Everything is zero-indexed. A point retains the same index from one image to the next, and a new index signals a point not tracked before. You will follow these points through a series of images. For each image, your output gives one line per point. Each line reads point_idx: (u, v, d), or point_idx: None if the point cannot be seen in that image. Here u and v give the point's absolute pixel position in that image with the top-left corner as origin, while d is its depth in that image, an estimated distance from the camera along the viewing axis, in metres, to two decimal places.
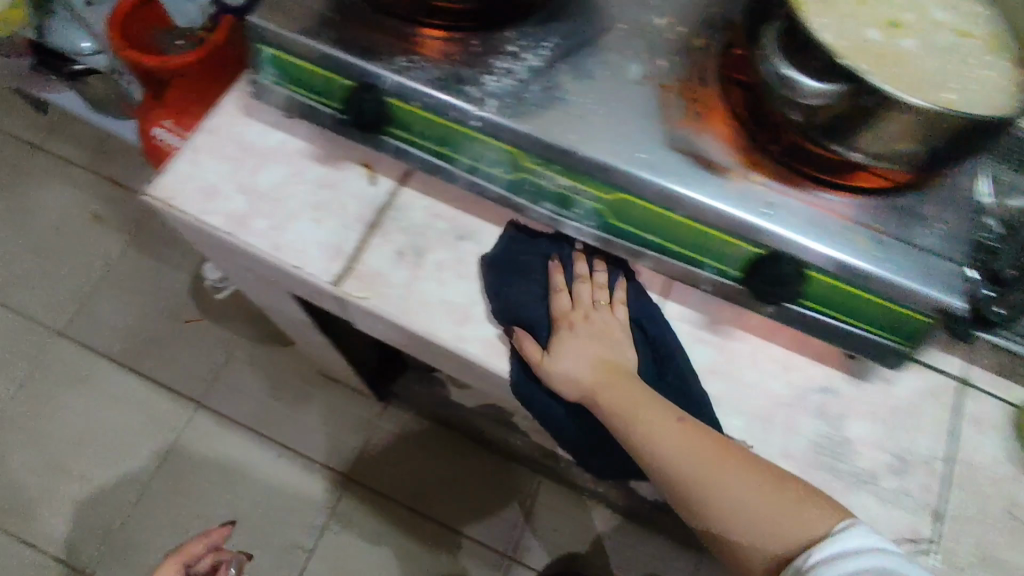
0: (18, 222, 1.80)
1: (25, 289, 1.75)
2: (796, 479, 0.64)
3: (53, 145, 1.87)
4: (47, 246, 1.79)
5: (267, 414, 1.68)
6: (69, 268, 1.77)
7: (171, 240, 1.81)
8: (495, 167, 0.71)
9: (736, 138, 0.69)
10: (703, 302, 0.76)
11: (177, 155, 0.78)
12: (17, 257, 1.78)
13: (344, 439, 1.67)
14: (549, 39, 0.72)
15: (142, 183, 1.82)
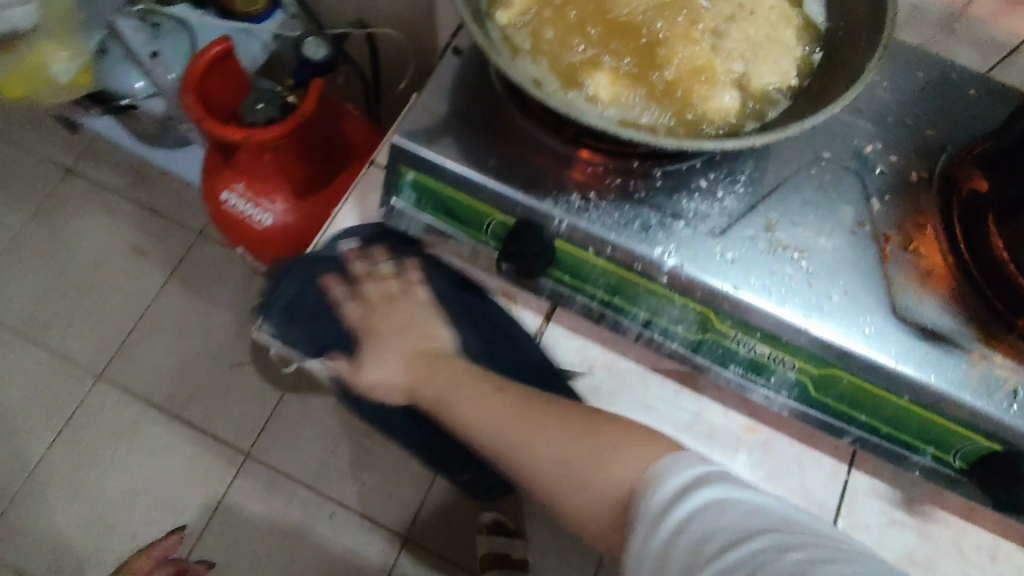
0: (57, 257, 1.69)
1: (67, 328, 1.64)
2: (585, 416, 0.58)
3: (94, 172, 1.75)
4: (90, 281, 1.68)
5: (323, 469, 1.56)
6: (114, 306, 1.66)
7: (220, 278, 1.70)
8: (677, 323, 0.61)
9: (971, 304, 0.58)
10: (896, 474, 0.66)
11: (296, 284, 0.70)
12: (58, 293, 1.66)
13: (403, 496, 1.54)
14: (744, 171, 0.60)
15: (191, 217, 1.72)
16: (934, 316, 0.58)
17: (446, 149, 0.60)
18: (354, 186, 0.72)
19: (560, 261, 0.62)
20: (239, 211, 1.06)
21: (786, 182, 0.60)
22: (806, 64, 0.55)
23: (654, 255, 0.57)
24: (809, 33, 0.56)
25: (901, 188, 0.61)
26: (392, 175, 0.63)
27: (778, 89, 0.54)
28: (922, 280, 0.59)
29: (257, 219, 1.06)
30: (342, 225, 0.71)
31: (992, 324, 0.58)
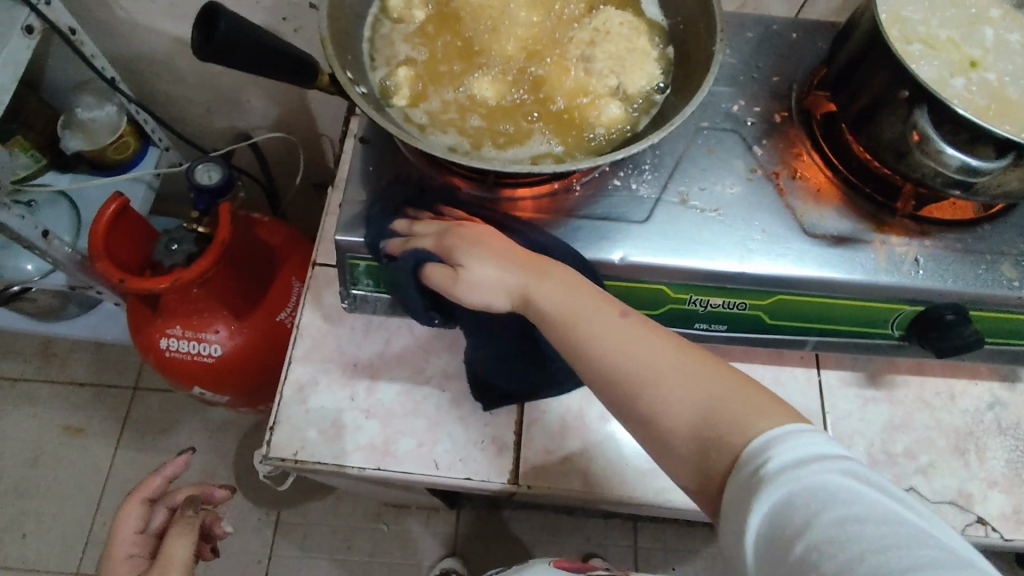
0: (27, 470, 1.60)
1: (36, 532, 1.54)
2: None
3: (53, 373, 1.69)
4: (51, 483, 1.59)
5: (359, 551, 1.51)
6: (74, 486, 1.59)
7: (179, 414, 1.65)
8: (638, 304, 0.68)
9: (853, 202, 0.69)
10: (855, 361, 0.75)
11: (282, 398, 0.70)
12: (24, 508, 1.56)
13: (442, 532, 1.53)
14: (646, 161, 0.69)
15: (148, 379, 1.69)
16: (835, 225, 0.68)
17: (392, 228, 0.65)
18: (306, 291, 0.76)
19: None
20: (186, 352, 1.06)
21: (681, 158, 0.70)
22: (662, 60, 0.66)
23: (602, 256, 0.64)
24: (654, 34, 0.67)
25: (769, 129, 0.73)
26: (345, 267, 0.67)
27: (650, 88, 0.64)
28: (816, 199, 0.69)
29: (205, 353, 1.06)
30: (309, 330, 0.73)
31: (880, 213, 0.68)
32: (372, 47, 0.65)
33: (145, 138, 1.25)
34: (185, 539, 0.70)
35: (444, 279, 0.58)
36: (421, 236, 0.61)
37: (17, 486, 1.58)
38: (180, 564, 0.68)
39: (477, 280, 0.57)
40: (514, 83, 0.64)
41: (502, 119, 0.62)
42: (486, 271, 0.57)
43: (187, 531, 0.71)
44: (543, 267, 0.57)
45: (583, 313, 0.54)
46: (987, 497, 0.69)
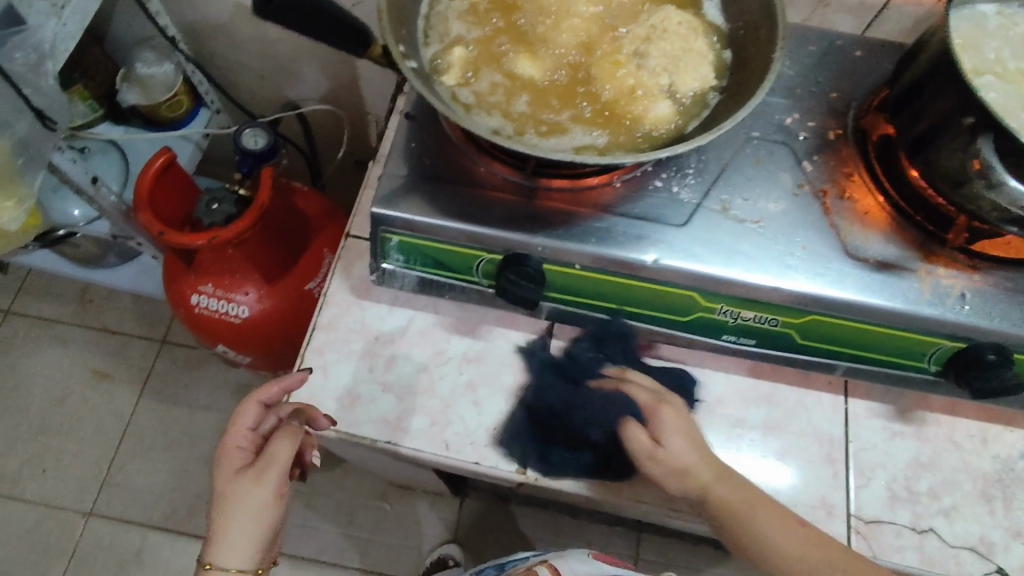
0: (53, 407, 1.65)
1: (56, 468, 1.60)
2: None
3: (87, 318, 1.74)
4: (74, 423, 1.64)
5: (361, 527, 1.53)
6: (96, 430, 1.64)
7: (202, 372, 1.69)
8: (666, 309, 0.67)
9: (901, 229, 0.67)
10: (884, 393, 0.73)
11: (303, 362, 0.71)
12: (47, 444, 1.62)
13: (442, 518, 1.54)
14: (690, 164, 0.68)
15: (176, 334, 1.73)
16: (880, 249, 0.65)
17: (427, 206, 0.65)
18: (336, 261, 0.76)
19: (551, 283, 0.67)
20: (215, 310, 1.08)
21: (727, 165, 0.68)
22: (719, 63, 0.65)
23: (633, 255, 0.63)
24: (713, 36, 0.66)
25: (821, 145, 0.70)
26: (377, 240, 0.67)
27: (702, 90, 0.63)
28: (863, 222, 0.67)
29: (232, 313, 1.08)
30: (335, 299, 0.74)
31: (927, 242, 0.66)
32: (426, 23, 0.65)
33: (198, 99, 1.28)
34: (289, 449, 0.62)
35: (644, 441, 0.61)
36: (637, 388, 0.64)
37: (43, 421, 1.64)
38: (282, 463, 0.62)
39: (676, 461, 0.61)
40: (563, 73, 0.63)
41: (548, 108, 0.62)
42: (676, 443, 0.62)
43: (294, 438, 0.62)
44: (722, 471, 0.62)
45: (748, 513, 0.60)
46: (1010, 549, 0.66)
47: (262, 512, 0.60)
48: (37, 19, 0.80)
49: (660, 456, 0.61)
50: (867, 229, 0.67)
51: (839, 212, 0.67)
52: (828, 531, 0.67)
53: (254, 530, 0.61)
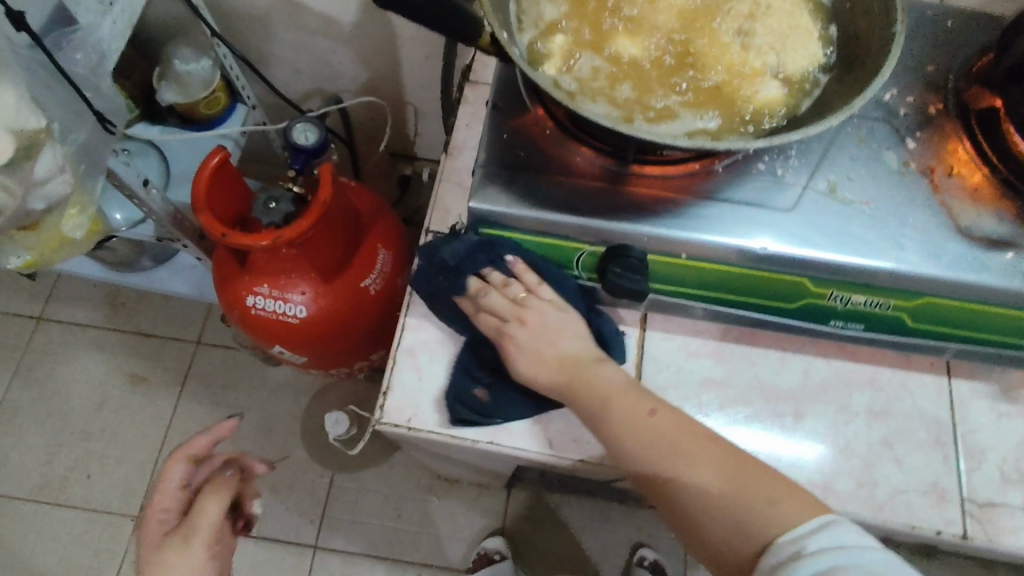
0: (92, 413, 1.64)
1: (99, 474, 1.59)
2: None
3: (118, 322, 1.72)
4: (114, 428, 1.63)
5: (409, 521, 1.53)
6: (136, 434, 1.62)
7: (239, 373, 1.67)
8: (772, 296, 0.65)
9: (1014, 205, 0.65)
10: (989, 373, 0.71)
11: (395, 364, 0.70)
12: (88, 450, 1.61)
13: (490, 510, 1.53)
14: (792, 146, 0.66)
15: (210, 335, 1.71)
16: (994, 227, 0.63)
17: (526, 199, 0.63)
18: None
19: (653, 274, 0.65)
20: (272, 311, 1.06)
21: (829, 145, 0.66)
22: (825, 40, 0.62)
23: (743, 242, 0.61)
24: (815, 11, 0.64)
25: (923, 121, 0.68)
26: (472, 236, 0.65)
27: (812, 68, 0.61)
28: (974, 199, 0.65)
29: (290, 313, 1.06)
30: (423, 299, 0.72)
31: None
32: (518, 8, 0.62)
33: (234, 95, 1.24)
34: (215, 505, 0.72)
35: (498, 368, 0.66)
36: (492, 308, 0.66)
37: (82, 428, 1.63)
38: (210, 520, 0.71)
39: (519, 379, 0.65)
40: (666, 55, 0.61)
41: (655, 93, 0.59)
42: (544, 369, 0.64)
43: (223, 501, 0.72)
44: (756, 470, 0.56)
45: (613, 430, 0.60)
46: None
47: (187, 563, 0.68)
48: (92, 18, 0.80)
49: (516, 338, 0.64)
50: (979, 207, 0.64)
51: (949, 189, 0.65)
52: (942, 517, 0.65)
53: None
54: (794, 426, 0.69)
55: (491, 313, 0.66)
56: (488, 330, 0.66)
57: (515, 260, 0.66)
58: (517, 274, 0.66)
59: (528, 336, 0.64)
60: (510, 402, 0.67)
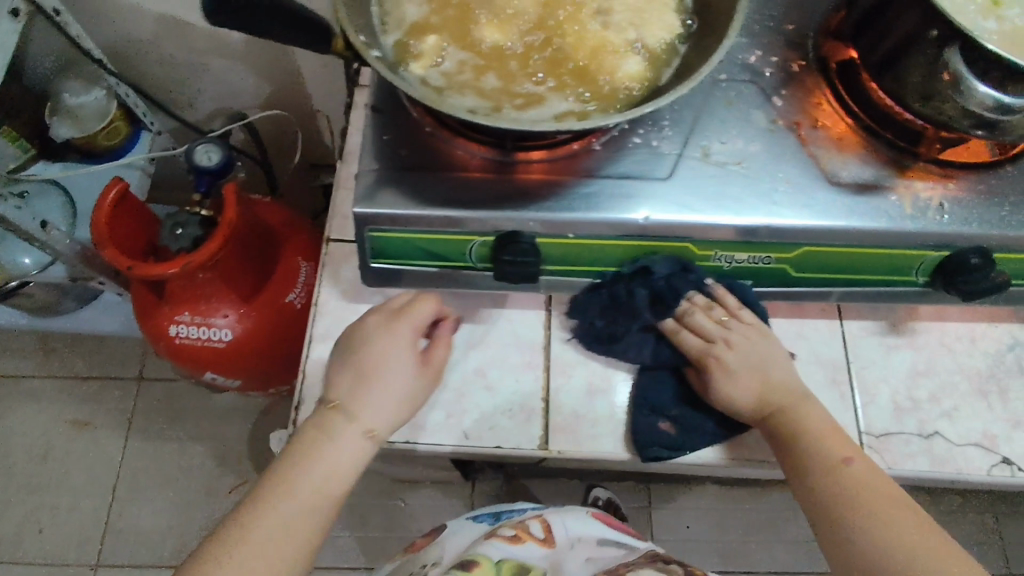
0: (36, 465, 1.59)
1: (52, 526, 1.54)
2: None
3: (52, 369, 1.67)
4: (62, 477, 1.58)
5: (376, 528, 1.53)
6: (86, 481, 1.58)
7: (187, 404, 1.64)
8: (662, 264, 0.68)
9: (875, 150, 0.68)
10: (876, 311, 0.75)
11: (305, 374, 0.70)
12: (36, 504, 1.56)
13: (456, 505, 1.55)
14: (665, 116, 0.68)
15: (152, 369, 1.67)
16: (857, 173, 0.67)
17: (411, 198, 0.64)
18: (321, 268, 0.74)
19: (547, 256, 0.67)
20: (196, 338, 1.04)
21: (701, 111, 0.69)
22: (681, 11, 0.64)
23: (623, 214, 0.63)
24: None
25: (787, 79, 0.71)
26: (364, 240, 0.65)
27: (670, 39, 0.63)
28: (838, 148, 0.68)
29: (215, 338, 1.05)
30: (327, 308, 0.72)
31: (901, 159, 0.68)
32: (381, 9, 0.63)
33: (135, 123, 1.20)
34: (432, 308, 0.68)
35: (702, 381, 0.68)
36: (688, 336, 0.68)
37: (28, 481, 1.57)
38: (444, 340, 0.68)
39: (729, 398, 0.66)
40: (526, 38, 0.62)
41: (520, 79, 0.60)
42: (742, 396, 0.66)
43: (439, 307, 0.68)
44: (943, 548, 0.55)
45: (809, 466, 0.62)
46: (1011, 437, 0.70)
47: (405, 375, 0.64)
48: None
49: (726, 363, 0.66)
50: (843, 155, 0.68)
51: (814, 142, 0.68)
52: None
53: (297, 509, 0.58)
54: None
55: (690, 334, 0.68)
56: (691, 352, 0.68)
57: (709, 289, 0.69)
58: (719, 297, 0.69)
59: (737, 361, 0.66)
60: (699, 420, 0.68)
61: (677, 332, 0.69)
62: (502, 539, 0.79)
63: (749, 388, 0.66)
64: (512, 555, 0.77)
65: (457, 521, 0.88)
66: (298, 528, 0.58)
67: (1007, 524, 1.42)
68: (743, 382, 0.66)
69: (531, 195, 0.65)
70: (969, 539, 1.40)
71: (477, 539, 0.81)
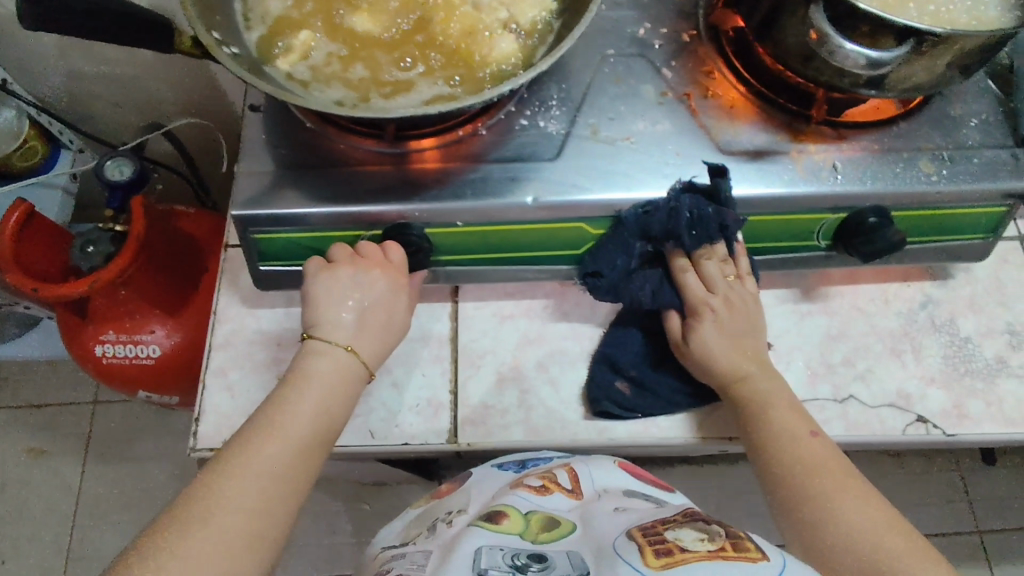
0: None
1: (13, 558, 1.52)
2: None
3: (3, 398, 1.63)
4: (21, 507, 1.55)
5: None
6: (45, 510, 1.55)
7: (144, 423, 1.62)
8: (559, 247, 0.67)
9: (768, 115, 0.67)
10: (787, 278, 0.75)
11: (205, 385, 0.68)
12: None
13: None
14: (553, 96, 0.67)
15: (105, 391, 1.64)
16: (750, 140, 0.66)
17: (292, 197, 0.62)
18: (220, 275, 0.73)
19: (440, 247, 0.66)
20: (123, 357, 1.02)
21: (590, 89, 0.67)
22: None
23: (510, 199, 0.62)
24: None
25: (677, 50, 0.70)
26: (249, 244, 0.64)
27: (543, 16, 0.61)
28: (730, 117, 0.67)
29: (143, 356, 1.02)
30: (227, 315, 0.71)
31: (794, 123, 0.67)
32: (244, 4, 0.61)
33: (53, 142, 1.18)
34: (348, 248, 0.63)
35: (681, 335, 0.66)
36: (691, 280, 0.65)
37: None
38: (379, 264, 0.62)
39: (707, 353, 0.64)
40: (394, 26, 0.60)
41: (389, 68, 0.59)
42: (722, 348, 0.64)
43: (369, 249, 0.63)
44: (904, 529, 0.54)
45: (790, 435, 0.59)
46: (925, 395, 0.70)
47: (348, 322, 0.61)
48: None
49: (718, 316, 0.64)
50: (736, 122, 0.67)
51: (705, 111, 0.67)
52: None
53: (268, 482, 0.53)
54: None
55: (697, 280, 0.65)
56: (692, 298, 0.65)
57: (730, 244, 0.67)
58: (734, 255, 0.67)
59: (731, 316, 0.65)
60: (656, 384, 0.67)
61: (682, 274, 0.66)
62: (525, 488, 0.60)
63: (729, 348, 0.64)
64: (539, 505, 0.57)
65: (482, 468, 0.69)
66: (272, 502, 0.53)
67: (976, 483, 1.37)
68: (732, 342, 0.64)
69: (417, 185, 0.63)
70: (934, 500, 1.36)
71: (503, 488, 0.62)
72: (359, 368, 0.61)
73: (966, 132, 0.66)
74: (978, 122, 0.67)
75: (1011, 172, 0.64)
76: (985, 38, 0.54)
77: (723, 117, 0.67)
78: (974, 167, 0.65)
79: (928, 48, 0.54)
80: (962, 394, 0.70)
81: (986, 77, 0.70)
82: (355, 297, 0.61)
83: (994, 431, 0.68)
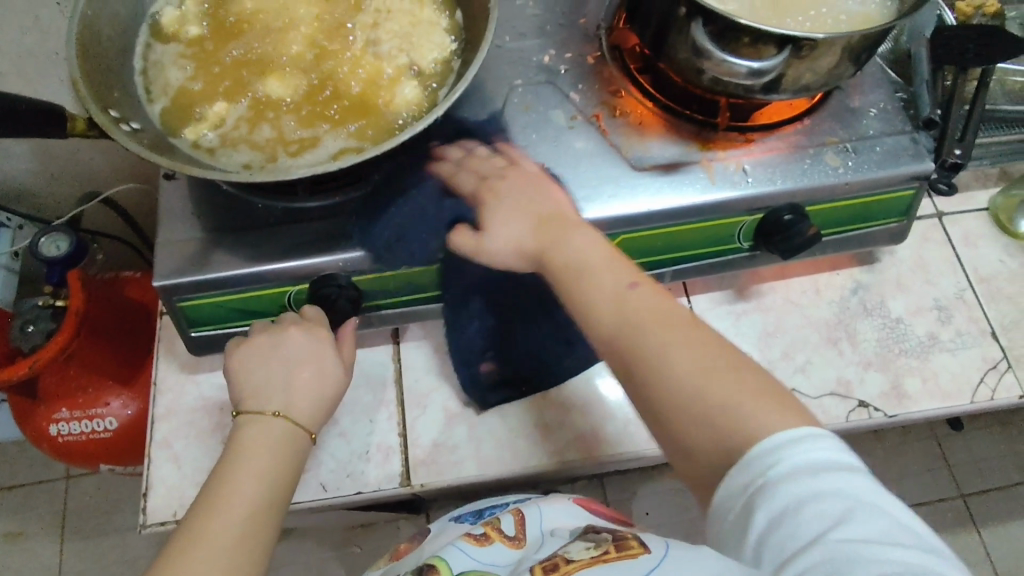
0: None
1: None
2: None
3: None
4: None
5: None
6: None
7: (121, 493, 1.59)
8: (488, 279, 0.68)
9: (676, 127, 0.69)
10: (720, 281, 0.76)
11: (150, 459, 0.67)
12: None
13: None
14: (465, 132, 0.68)
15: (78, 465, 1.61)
16: (662, 153, 0.67)
17: (214, 263, 0.62)
18: (157, 344, 0.73)
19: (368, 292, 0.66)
20: (79, 433, 1.00)
21: (501, 121, 0.69)
22: (452, 28, 0.64)
23: (430, 239, 0.63)
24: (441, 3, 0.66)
25: (583, 73, 0.71)
26: (176, 312, 0.64)
27: (442, 57, 0.63)
28: (639, 132, 0.68)
29: (100, 430, 1.01)
30: (167, 385, 0.70)
31: (702, 132, 0.69)
32: (144, 78, 0.61)
33: None
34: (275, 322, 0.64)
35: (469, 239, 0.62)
36: (464, 181, 0.64)
37: None
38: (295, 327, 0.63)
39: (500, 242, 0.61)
40: (298, 84, 0.61)
41: (294, 126, 0.59)
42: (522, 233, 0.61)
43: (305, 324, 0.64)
44: (733, 358, 0.52)
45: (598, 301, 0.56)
46: (864, 379, 0.71)
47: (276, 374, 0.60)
48: None
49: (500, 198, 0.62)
50: (645, 137, 0.68)
51: (614, 130, 0.68)
52: None
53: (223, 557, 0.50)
54: (557, 391, 0.71)
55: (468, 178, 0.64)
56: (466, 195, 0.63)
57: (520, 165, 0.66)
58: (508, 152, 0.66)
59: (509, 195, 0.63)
60: None
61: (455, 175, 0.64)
62: (467, 538, 0.59)
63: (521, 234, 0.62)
64: (476, 558, 0.55)
65: (441, 521, 0.69)
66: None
67: (952, 449, 1.40)
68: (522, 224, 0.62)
69: (338, 235, 0.63)
70: (915, 470, 1.38)
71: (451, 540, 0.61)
72: (298, 430, 0.58)
73: (866, 123, 0.69)
74: (877, 111, 0.70)
75: (913, 156, 0.67)
76: (862, 36, 0.56)
77: (632, 133, 0.68)
78: (877, 155, 0.67)
79: (807, 51, 0.56)
80: (899, 374, 0.71)
81: (881, 67, 0.74)
82: (285, 362, 0.61)
83: (931, 406, 0.70)
